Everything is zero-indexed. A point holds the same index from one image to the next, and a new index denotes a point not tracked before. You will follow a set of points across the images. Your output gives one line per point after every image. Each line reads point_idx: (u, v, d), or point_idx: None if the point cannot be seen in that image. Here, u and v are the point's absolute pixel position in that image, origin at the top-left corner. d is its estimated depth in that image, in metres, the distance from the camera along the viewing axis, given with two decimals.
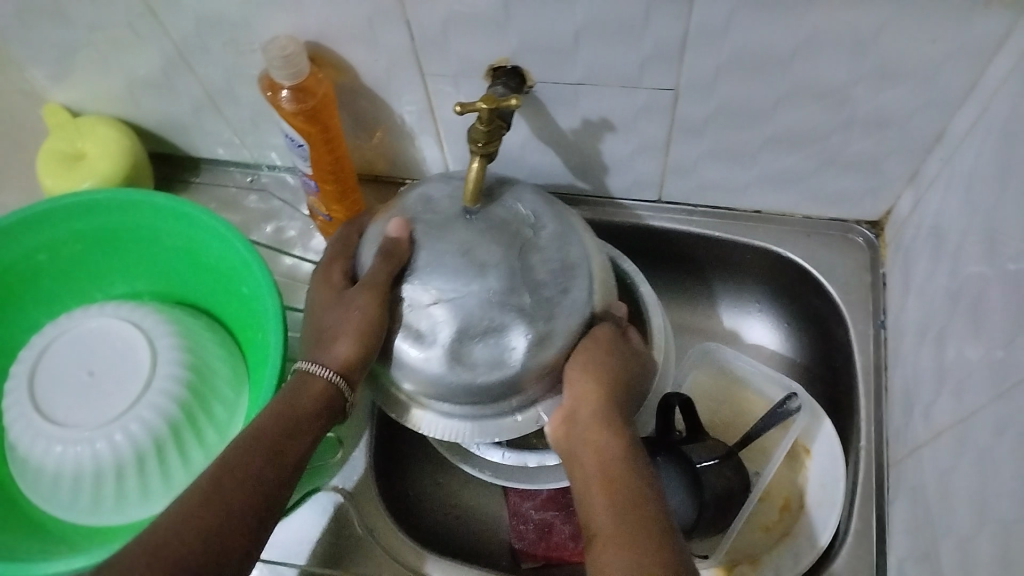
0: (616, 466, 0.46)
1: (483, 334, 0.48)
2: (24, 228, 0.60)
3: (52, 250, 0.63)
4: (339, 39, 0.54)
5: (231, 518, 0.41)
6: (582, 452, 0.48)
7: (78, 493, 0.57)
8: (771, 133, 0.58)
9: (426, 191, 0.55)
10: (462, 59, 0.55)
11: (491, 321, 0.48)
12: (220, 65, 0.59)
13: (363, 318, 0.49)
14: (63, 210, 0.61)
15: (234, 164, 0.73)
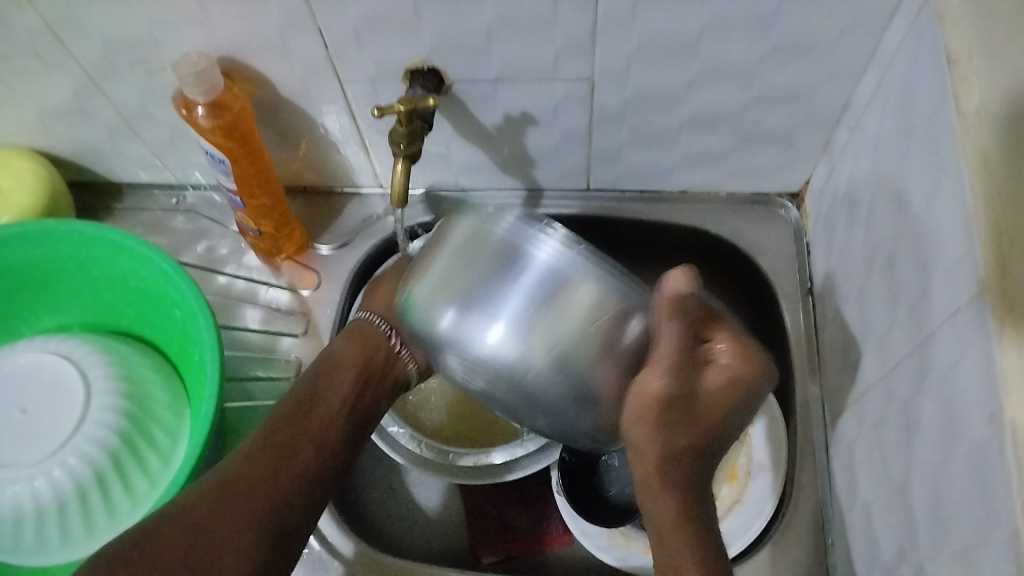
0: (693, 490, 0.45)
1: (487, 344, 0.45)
2: None
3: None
4: (253, 53, 0.54)
5: (287, 490, 0.48)
6: (666, 484, 0.44)
7: (19, 536, 0.55)
8: (688, 115, 0.60)
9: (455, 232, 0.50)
10: (379, 64, 0.55)
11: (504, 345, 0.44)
12: (134, 87, 0.58)
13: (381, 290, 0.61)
14: None
15: (157, 186, 0.72)
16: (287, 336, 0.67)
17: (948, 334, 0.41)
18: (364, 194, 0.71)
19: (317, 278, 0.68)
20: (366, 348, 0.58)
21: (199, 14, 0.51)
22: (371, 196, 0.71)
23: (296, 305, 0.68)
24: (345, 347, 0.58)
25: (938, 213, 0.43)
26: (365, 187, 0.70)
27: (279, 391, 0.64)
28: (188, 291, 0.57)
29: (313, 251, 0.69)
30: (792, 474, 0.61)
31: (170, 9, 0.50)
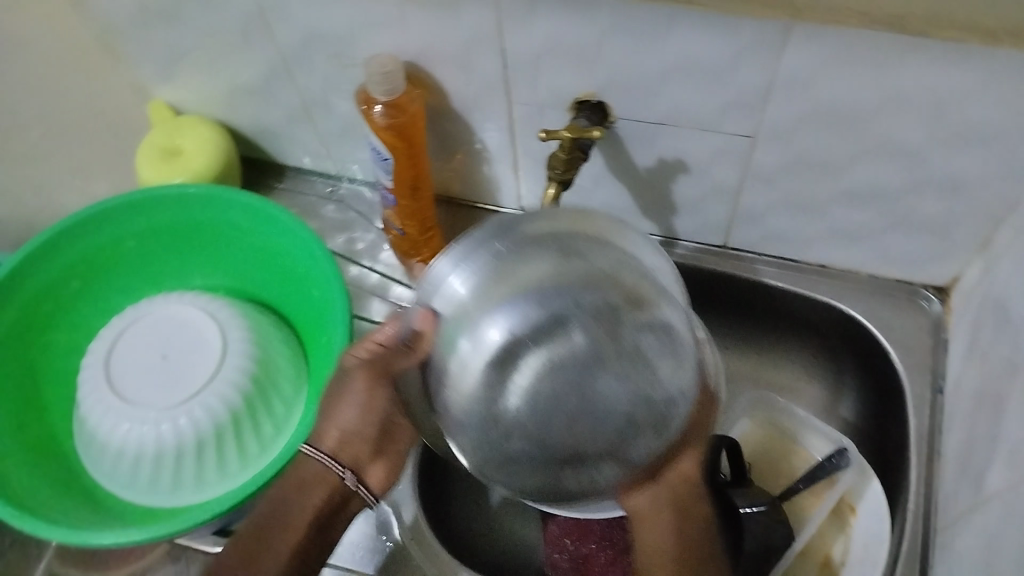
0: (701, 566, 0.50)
1: (515, 459, 0.41)
2: (119, 212, 0.64)
3: (139, 237, 0.66)
4: (435, 62, 0.57)
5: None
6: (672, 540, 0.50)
7: (138, 472, 0.59)
8: (843, 188, 0.59)
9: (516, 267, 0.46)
10: (550, 90, 0.57)
11: (570, 494, 0.43)
12: (319, 77, 0.62)
13: (360, 408, 0.49)
14: (158, 200, 0.64)
15: (317, 174, 0.76)
16: None
17: None
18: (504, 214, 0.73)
19: None
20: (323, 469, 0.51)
21: (395, 17, 0.54)
22: None
23: None
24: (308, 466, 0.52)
25: None
26: (507, 207, 0.72)
27: None
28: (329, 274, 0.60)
29: None
30: (889, 574, 0.58)
31: (369, 8, 0.54)
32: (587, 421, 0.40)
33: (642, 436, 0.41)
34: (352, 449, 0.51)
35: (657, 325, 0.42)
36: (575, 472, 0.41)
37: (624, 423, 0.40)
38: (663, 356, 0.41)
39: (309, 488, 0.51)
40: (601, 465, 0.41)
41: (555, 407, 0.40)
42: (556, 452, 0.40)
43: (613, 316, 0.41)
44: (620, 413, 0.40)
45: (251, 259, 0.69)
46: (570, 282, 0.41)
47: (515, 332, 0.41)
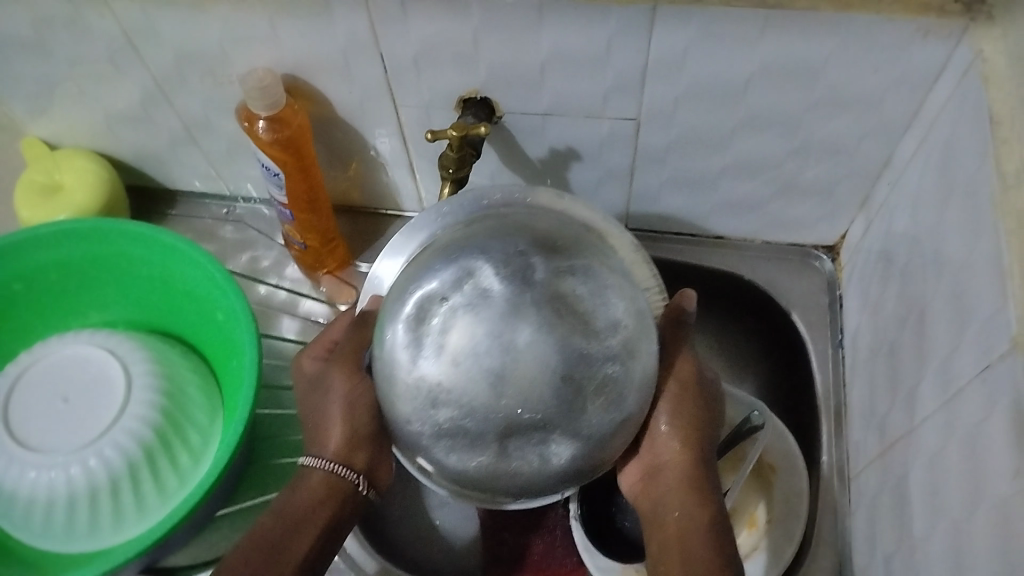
0: (699, 484, 0.49)
1: (451, 433, 0.40)
2: (0, 256, 0.61)
3: (26, 280, 0.64)
4: (316, 72, 0.57)
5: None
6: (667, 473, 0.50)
7: (49, 520, 0.57)
8: (729, 161, 0.61)
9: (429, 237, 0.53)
10: (435, 90, 0.57)
11: (524, 479, 0.41)
12: (198, 97, 0.60)
13: (345, 400, 0.51)
14: (41, 238, 0.61)
15: (210, 196, 0.74)
16: None
17: (978, 389, 0.42)
18: (407, 218, 0.73)
19: (354, 294, 0.70)
20: (327, 477, 0.51)
21: (268, 31, 0.53)
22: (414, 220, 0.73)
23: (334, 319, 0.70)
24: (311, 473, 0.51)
25: (973, 274, 0.44)
26: (409, 211, 0.72)
27: None
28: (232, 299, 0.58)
29: (353, 269, 0.71)
30: (812, 525, 0.61)
31: (241, 24, 0.53)
32: (528, 387, 0.38)
33: (588, 407, 0.40)
34: (357, 451, 0.51)
35: (596, 283, 0.42)
36: (519, 446, 0.40)
37: (561, 385, 0.39)
38: (602, 314, 0.41)
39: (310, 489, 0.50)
40: (554, 439, 0.40)
41: (500, 366, 0.39)
42: (495, 419, 0.39)
43: (550, 257, 0.42)
44: (559, 372, 0.39)
45: (148, 288, 0.67)
46: (476, 240, 0.43)
47: (457, 307, 0.40)
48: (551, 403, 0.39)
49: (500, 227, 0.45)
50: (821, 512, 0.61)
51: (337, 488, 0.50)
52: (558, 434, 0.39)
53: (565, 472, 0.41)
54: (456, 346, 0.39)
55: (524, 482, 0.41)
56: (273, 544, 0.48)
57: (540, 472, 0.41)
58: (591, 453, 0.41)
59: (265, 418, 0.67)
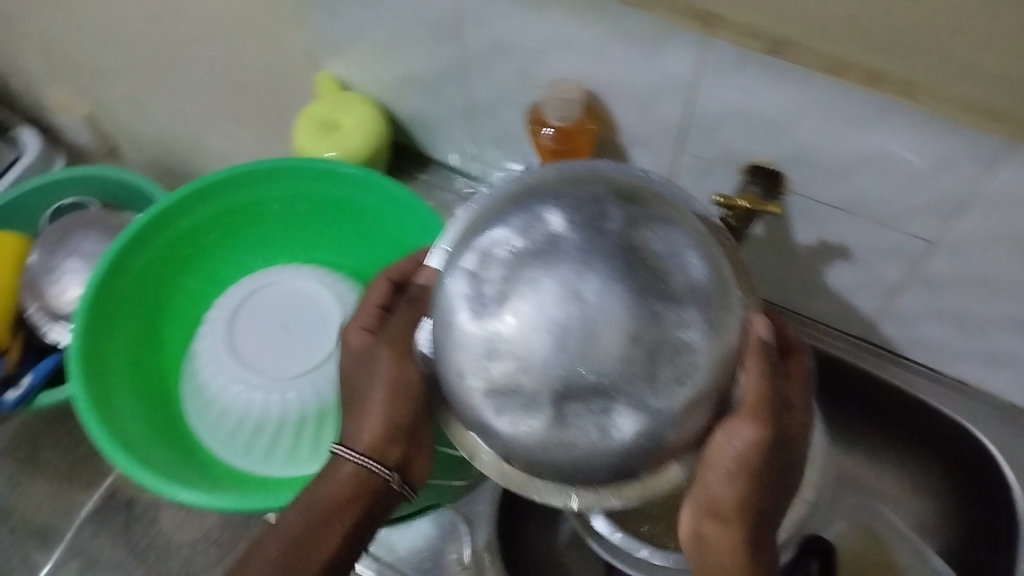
0: (749, 556, 0.45)
1: (505, 390, 0.38)
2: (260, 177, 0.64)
3: (286, 204, 0.67)
4: (619, 98, 0.56)
5: None
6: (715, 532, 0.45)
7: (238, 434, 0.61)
8: (1011, 317, 0.55)
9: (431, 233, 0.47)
10: (730, 149, 0.55)
11: (582, 453, 0.38)
12: (495, 85, 0.61)
13: (388, 387, 0.49)
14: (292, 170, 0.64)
15: (459, 173, 0.75)
16: None
17: None
18: None
19: None
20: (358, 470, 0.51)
21: (594, 46, 0.53)
22: None
23: None
24: (343, 470, 0.51)
25: None
26: None
27: None
28: None
29: None
30: None
31: (571, 33, 0.53)
32: (597, 355, 0.36)
33: (658, 377, 0.37)
34: (391, 445, 0.51)
35: (716, 305, 0.39)
36: (578, 409, 0.37)
37: (628, 346, 0.36)
38: (680, 273, 0.38)
39: (351, 502, 0.50)
40: (618, 412, 0.37)
41: (621, 355, 0.36)
42: (570, 378, 0.36)
43: (626, 206, 0.39)
44: (626, 338, 0.36)
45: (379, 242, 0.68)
46: (548, 185, 0.42)
47: (520, 253, 0.38)
48: (624, 371, 0.36)
49: (564, 178, 0.42)
50: None
51: (366, 484, 0.51)
52: (625, 408, 0.37)
53: (619, 454, 0.39)
54: (507, 294, 0.37)
55: (581, 456, 0.38)
56: (304, 530, 0.49)
57: (600, 446, 0.38)
58: (659, 436, 0.38)
59: None
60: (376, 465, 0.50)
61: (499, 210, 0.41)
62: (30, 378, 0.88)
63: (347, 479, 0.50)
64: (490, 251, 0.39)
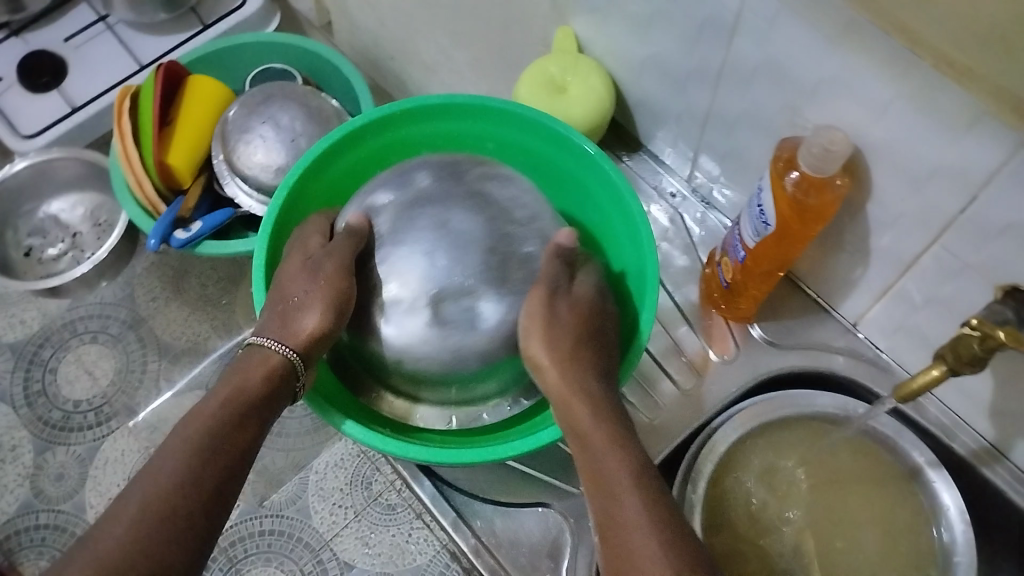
0: (622, 437, 0.50)
1: (398, 302, 0.57)
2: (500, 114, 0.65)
3: (499, 145, 0.69)
4: (887, 162, 0.49)
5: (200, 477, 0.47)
6: (569, 410, 0.52)
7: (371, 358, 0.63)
8: None
9: (497, 269, 0.57)
10: (995, 259, 0.47)
11: (460, 344, 0.56)
12: (748, 100, 0.55)
13: (329, 296, 0.56)
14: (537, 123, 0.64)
15: (666, 168, 0.70)
16: (668, 380, 0.65)
17: None
18: (830, 317, 0.64)
19: (732, 351, 0.66)
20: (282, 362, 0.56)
21: (882, 102, 0.46)
22: (834, 323, 0.64)
23: (698, 358, 0.66)
24: (260, 359, 0.56)
25: None
26: (838, 312, 0.63)
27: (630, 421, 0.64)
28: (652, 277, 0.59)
29: (746, 326, 0.66)
30: None
31: (862, 78, 0.46)
32: (460, 257, 0.56)
33: (510, 276, 0.57)
34: (314, 348, 0.57)
35: (539, 233, 0.60)
36: (457, 302, 0.56)
37: (487, 254, 0.57)
38: (519, 209, 0.59)
39: (252, 376, 0.54)
40: (486, 295, 0.56)
41: (452, 262, 0.56)
42: (447, 283, 0.56)
43: (484, 203, 0.58)
44: (483, 245, 0.57)
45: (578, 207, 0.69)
46: (421, 203, 0.58)
47: (397, 206, 0.59)
48: (478, 272, 0.56)
49: (474, 190, 0.59)
50: None
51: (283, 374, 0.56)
52: (484, 293, 0.56)
53: (497, 332, 0.57)
54: (397, 243, 0.57)
55: (458, 345, 0.56)
56: (216, 429, 0.50)
57: (471, 333, 0.56)
58: (514, 320, 0.57)
59: None
60: (297, 358, 0.57)
61: (405, 202, 0.59)
62: (201, 226, 0.89)
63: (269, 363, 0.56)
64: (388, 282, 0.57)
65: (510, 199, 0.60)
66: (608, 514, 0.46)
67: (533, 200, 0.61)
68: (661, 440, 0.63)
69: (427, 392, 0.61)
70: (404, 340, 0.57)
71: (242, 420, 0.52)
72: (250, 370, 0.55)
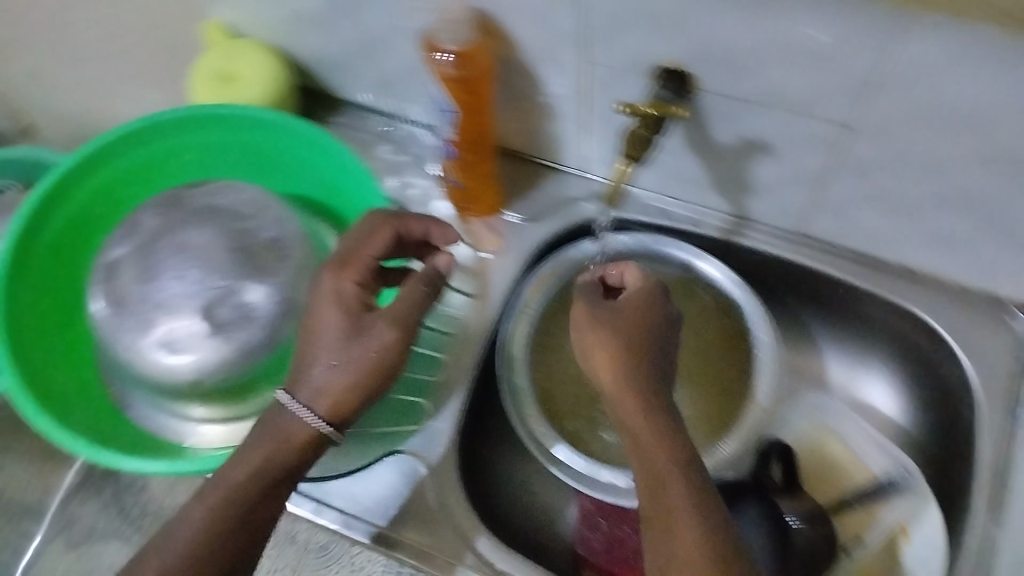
0: (669, 439, 0.45)
1: (178, 345, 0.53)
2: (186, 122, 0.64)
3: (200, 152, 0.67)
4: (507, 12, 0.53)
5: (219, 552, 0.48)
6: (614, 399, 0.47)
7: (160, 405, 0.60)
8: (941, 191, 0.53)
9: (244, 260, 0.55)
10: (629, 54, 0.52)
11: (243, 340, 0.55)
12: (382, 16, 0.58)
13: (353, 372, 0.50)
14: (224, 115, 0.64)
15: (374, 111, 0.73)
16: (457, 292, 0.67)
17: None
18: (566, 174, 0.69)
19: (501, 243, 0.68)
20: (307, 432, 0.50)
21: None
22: (572, 177, 0.69)
23: (475, 264, 0.68)
24: (292, 423, 0.50)
25: None
26: (567, 166, 0.69)
27: (437, 344, 0.65)
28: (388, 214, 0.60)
29: (501, 217, 0.69)
30: None
31: None
32: (206, 262, 0.54)
33: (264, 264, 0.56)
34: (348, 414, 0.51)
35: (276, 217, 0.58)
36: (222, 310, 0.54)
37: (229, 253, 0.55)
38: (245, 204, 0.58)
39: (256, 454, 0.49)
40: (249, 284, 0.55)
41: (204, 272, 0.54)
42: (207, 293, 0.54)
43: (205, 213, 0.57)
44: (227, 246, 0.55)
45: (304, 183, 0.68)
46: (145, 239, 0.55)
47: (128, 253, 0.55)
48: (231, 269, 0.55)
49: (199, 209, 0.57)
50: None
51: (311, 442, 0.50)
52: (220, 335, 0.54)
53: (268, 315, 0.55)
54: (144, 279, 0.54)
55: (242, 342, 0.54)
56: (241, 511, 0.49)
57: (248, 326, 0.55)
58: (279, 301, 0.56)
59: None
60: (325, 424, 0.50)
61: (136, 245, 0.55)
62: None
63: (296, 434, 0.50)
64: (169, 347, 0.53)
65: (238, 205, 0.58)
66: (656, 506, 0.44)
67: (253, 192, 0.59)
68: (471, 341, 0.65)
69: (239, 404, 0.59)
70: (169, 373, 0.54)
71: (246, 490, 0.49)
72: (270, 438, 0.50)
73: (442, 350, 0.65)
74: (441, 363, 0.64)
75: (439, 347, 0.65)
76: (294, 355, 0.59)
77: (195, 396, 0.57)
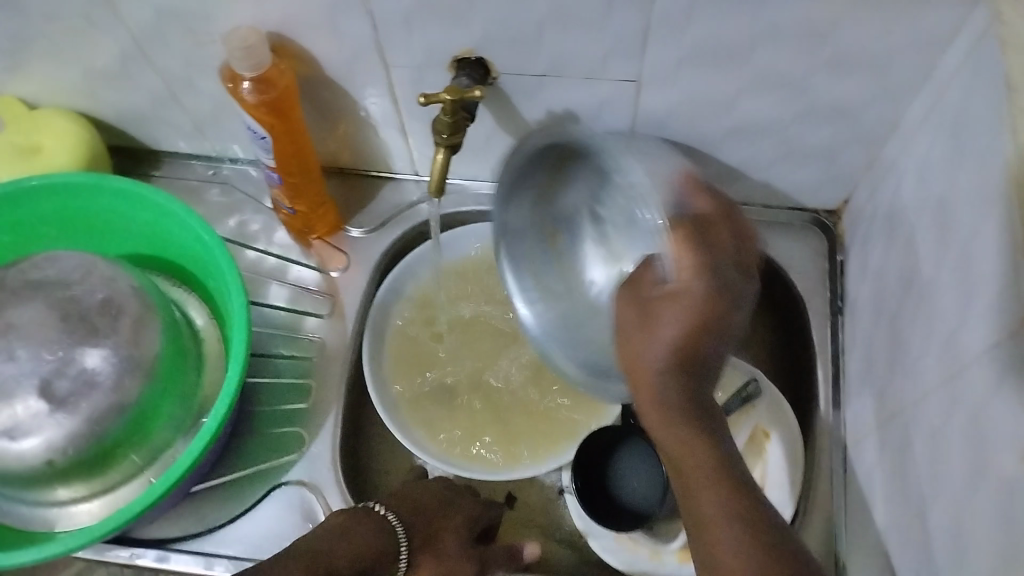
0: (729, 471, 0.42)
1: (27, 429, 0.51)
2: None
3: (16, 231, 0.65)
4: (303, 30, 0.55)
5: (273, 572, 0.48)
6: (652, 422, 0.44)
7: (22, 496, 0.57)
8: (730, 124, 0.59)
9: (79, 323, 0.54)
10: (426, 50, 0.55)
11: (90, 409, 0.52)
12: (179, 55, 0.58)
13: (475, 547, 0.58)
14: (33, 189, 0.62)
15: (196, 156, 0.73)
16: (312, 316, 0.67)
17: (985, 370, 0.41)
18: (399, 180, 0.72)
19: (346, 259, 0.69)
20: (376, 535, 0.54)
21: None
22: (405, 182, 0.71)
23: (325, 286, 0.69)
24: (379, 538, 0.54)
25: (982, 234, 0.43)
26: (400, 172, 0.71)
27: (301, 370, 0.66)
28: (218, 253, 0.59)
29: (345, 233, 0.70)
30: (808, 493, 0.60)
31: None
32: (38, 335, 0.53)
33: (98, 326, 0.54)
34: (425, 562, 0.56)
35: (104, 277, 0.57)
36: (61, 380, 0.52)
37: (62, 322, 0.53)
38: (71, 271, 0.56)
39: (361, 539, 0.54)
40: (85, 348, 0.53)
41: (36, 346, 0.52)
42: (42, 369, 0.52)
43: (32, 288, 0.55)
44: (55, 316, 0.54)
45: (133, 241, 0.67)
46: None
47: None
48: (63, 338, 0.53)
49: (20, 287, 0.55)
50: (821, 463, 0.60)
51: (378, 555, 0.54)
52: (63, 412, 0.52)
53: (111, 379, 0.53)
54: None
55: (90, 410, 0.52)
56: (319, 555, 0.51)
57: (95, 392, 0.53)
58: (122, 360, 0.54)
59: (261, 387, 0.66)
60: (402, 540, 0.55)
61: None
62: None
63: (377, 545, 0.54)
64: (17, 436, 0.51)
65: (62, 272, 0.56)
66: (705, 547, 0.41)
67: (74, 258, 0.57)
68: (335, 356, 0.66)
69: (106, 475, 0.57)
70: (20, 461, 0.52)
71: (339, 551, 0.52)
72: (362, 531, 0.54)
73: (309, 375, 0.66)
74: (310, 387, 0.65)
75: (305, 373, 0.66)
76: (154, 414, 0.57)
77: (55, 478, 0.54)
